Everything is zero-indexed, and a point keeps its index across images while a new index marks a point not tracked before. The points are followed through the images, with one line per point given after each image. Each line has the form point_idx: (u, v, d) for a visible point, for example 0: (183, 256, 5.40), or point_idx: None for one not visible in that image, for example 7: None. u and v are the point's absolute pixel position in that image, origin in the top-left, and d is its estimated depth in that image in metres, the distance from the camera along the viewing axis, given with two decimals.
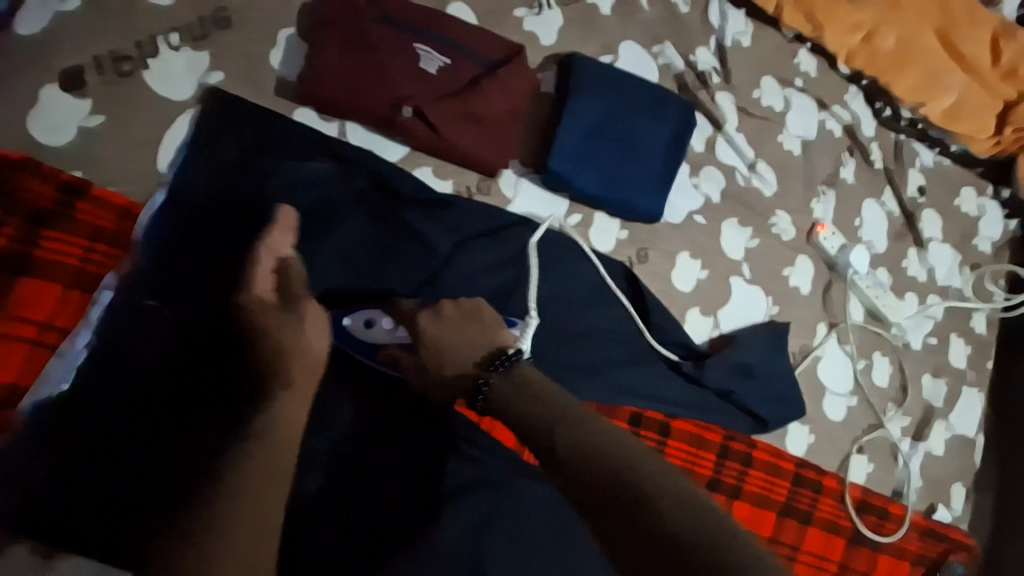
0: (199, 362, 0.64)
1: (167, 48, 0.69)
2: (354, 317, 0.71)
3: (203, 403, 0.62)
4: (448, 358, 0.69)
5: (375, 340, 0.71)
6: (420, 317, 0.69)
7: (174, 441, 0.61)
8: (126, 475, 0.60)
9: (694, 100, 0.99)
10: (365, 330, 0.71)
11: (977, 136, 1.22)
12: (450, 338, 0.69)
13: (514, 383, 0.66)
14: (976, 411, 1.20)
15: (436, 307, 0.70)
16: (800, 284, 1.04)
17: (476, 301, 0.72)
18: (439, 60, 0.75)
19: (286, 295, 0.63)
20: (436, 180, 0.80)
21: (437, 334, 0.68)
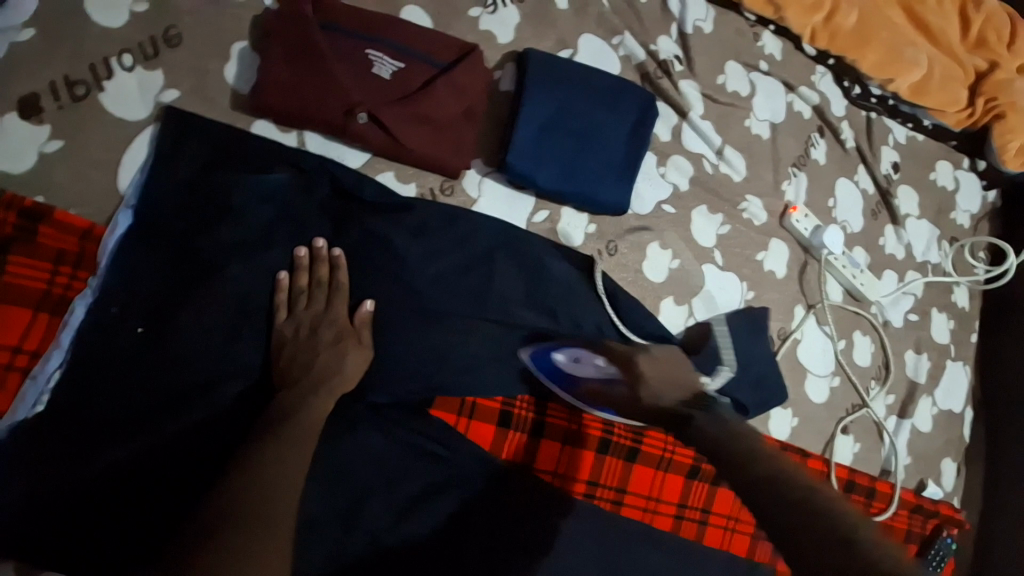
0: (184, 379, 0.67)
1: (121, 69, 0.70)
2: (565, 352, 0.83)
3: (202, 418, 0.67)
4: (660, 390, 0.74)
5: (580, 374, 0.83)
6: (638, 359, 0.80)
7: (178, 453, 0.65)
8: (124, 496, 0.63)
9: (657, 89, 0.99)
10: (572, 363, 0.83)
11: (948, 109, 1.22)
12: (663, 377, 0.76)
13: (716, 420, 0.65)
14: (961, 385, 1.20)
15: (647, 353, 0.82)
16: (775, 267, 1.04)
17: (676, 353, 0.83)
18: (391, 65, 0.75)
19: (354, 336, 0.73)
20: (398, 184, 0.80)
21: (652, 372, 0.77)
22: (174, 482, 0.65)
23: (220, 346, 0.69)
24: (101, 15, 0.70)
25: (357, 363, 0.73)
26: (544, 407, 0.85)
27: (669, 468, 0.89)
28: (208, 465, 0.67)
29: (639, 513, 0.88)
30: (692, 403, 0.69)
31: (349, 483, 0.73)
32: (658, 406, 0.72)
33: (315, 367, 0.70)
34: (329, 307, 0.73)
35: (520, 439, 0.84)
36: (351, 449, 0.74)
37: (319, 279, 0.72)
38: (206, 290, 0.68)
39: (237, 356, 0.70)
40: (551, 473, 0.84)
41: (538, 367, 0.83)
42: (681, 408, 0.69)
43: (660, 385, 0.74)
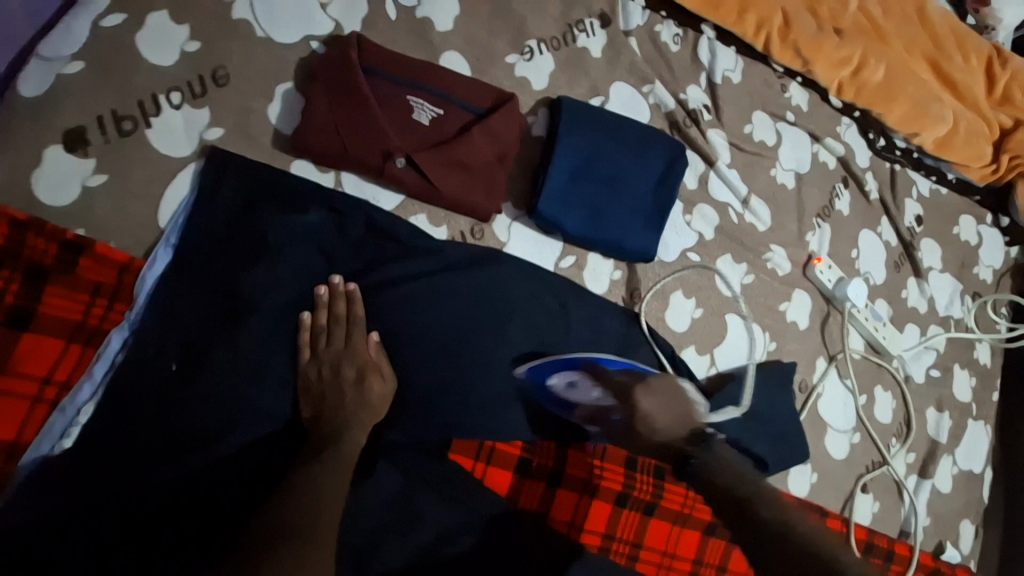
0: (210, 417, 0.66)
1: (168, 106, 0.72)
2: (559, 378, 0.81)
3: (225, 458, 0.67)
4: (660, 427, 0.77)
5: (575, 398, 0.82)
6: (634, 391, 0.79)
7: (201, 493, 0.65)
8: (142, 535, 0.62)
9: (685, 138, 1.00)
10: (569, 388, 0.81)
11: (972, 164, 1.23)
12: (661, 410, 0.78)
13: (716, 458, 0.71)
14: (981, 444, 1.18)
15: (645, 384, 0.80)
16: (798, 318, 1.03)
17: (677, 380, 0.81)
18: (430, 111, 0.77)
19: (374, 367, 0.73)
20: (430, 227, 0.81)
21: (650, 407, 0.78)
22: (195, 523, 0.64)
23: (246, 384, 0.68)
24: (152, 53, 0.72)
25: (381, 398, 0.73)
26: (564, 454, 0.83)
27: (688, 524, 0.87)
28: (227, 506, 0.66)
29: (653, 569, 0.85)
30: (693, 442, 0.75)
31: (366, 527, 0.72)
32: (656, 441, 0.78)
33: (343, 407, 0.71)
34: (347, 343, 0.72)
35: (537, 487, 0.81)
36: (367, 492, 0.73)
37: (338, 315, 0.72)
38: (241, 324, 0.68)
39: (264, 394, 0.70)
40: (567, 524, 0.81)
41: (537, 390, 0.81)
42: (680, 448, 0.75)
43: (656, 421, 0.78)
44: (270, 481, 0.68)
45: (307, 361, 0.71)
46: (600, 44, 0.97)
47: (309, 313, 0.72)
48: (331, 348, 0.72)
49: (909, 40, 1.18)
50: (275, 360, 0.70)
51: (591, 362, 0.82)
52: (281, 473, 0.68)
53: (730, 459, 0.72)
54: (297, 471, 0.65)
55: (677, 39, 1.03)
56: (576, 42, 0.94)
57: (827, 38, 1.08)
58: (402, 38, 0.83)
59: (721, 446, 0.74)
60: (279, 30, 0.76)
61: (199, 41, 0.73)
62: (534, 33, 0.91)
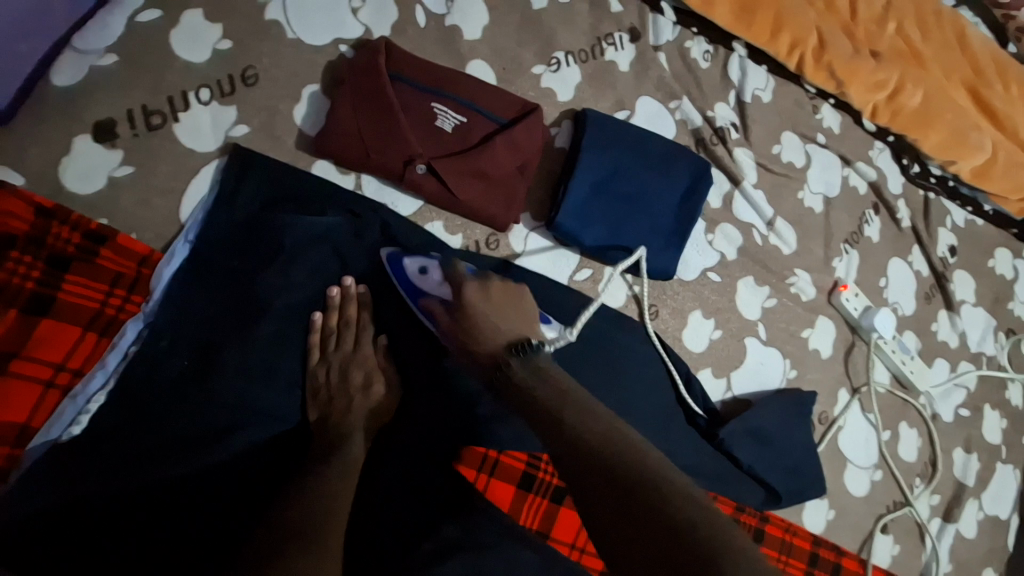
0: (218, 415, 0.66)
1: (197, 103, 0.72)
2: (413, 260, 0.74)
3: (230, 457, 0.66)
4: (483, 330, 0.72)
5: (423, 287, 0.74)
6: (474, 289, 0.74)
7: (206, 493, 0.64)
8: (144, 533, 0.61)
9: (711, 156, 0.98)
10: (419, 275, 0.74)
11: (1010, 196, 1.18)
12: (494, 312, 0.72)
13: (533, 370, 0.66)
14: (1011, 490, 1.12)
15: (487, 285, 0.74)
16: (820, 346, 1.00)
17: (524, 292, 0.75)
18: (454, 119, 0.76)
19: (381, 372, 0.75)
20: (446, 234, 0.80)
21: (480, 308, 0.72)
22: (197, 521, 0.63)
23: (256, 384, 0.68)
24: (186, 51, 0.73)
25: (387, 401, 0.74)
26: None
27: None
28: (229, 505, 0.65)
29: None
30: (513, 349, 0.69)
31: (368, 541, 0.69)
32: (476, 345, 0.71)
33: (350, 413, 0.70)
34: (356, 346, 0.73)
35: (541, 504, 0.79)
36: (371, 503, 0.71)
37: (349, 318, 0.72)
38: (254, 323, 0.68)
39: (274, 395, 0.69)
40: (568, 545, 0.79)
41: (392, 269, 0.74)
42: (496, 352, 0.70)
43: (484, 322, 0.72)
44: (273, 486, 0.67)
45: (317, 363, 0.71)
46: (629, 59, 0.95)
47: (323, 315, 0.72)
48: (342, 351, 0.72)
49: (949, 66, 1.14)
50: (286, 360, 0.70)
51: (453, 255, 0.77)
52: (286, 476, 0.67)
53: (550, 373, 0.66)
54: (302, 475, 0.63)
55: (707, 56, 1.01)
56: (604, 55, 0.93)
57: (864, 61, 1.05)
58: (432, 45, 0.83)
59: (542, 357, 0.68)
60: (311, 33, 0.77)
61: (231, 40, 0.74)
62: (562, 45, 0.90)
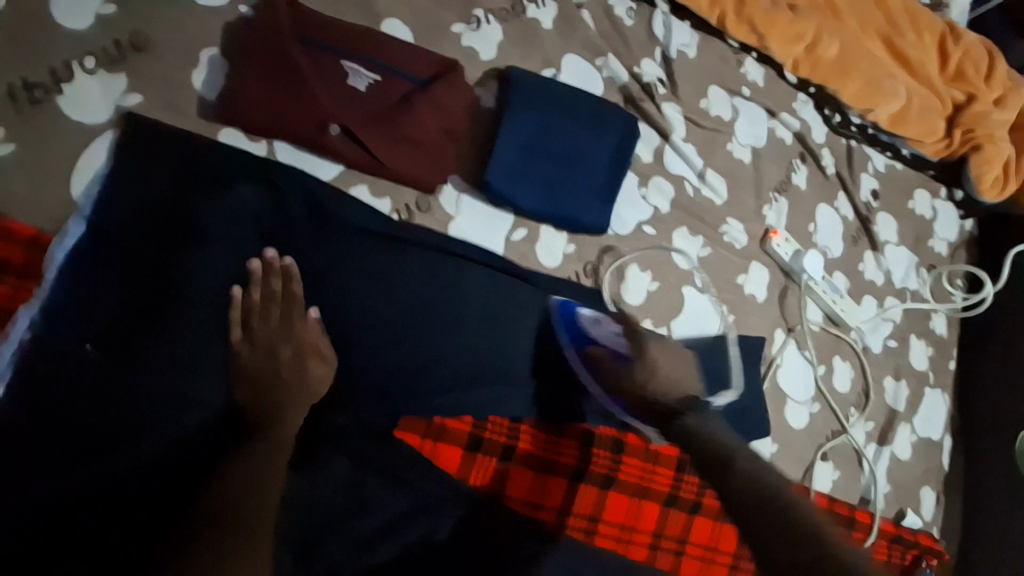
0: (139, 402, 0.64)
1: (81, 72, 0.68)
2: (589, 310, 0.85)
3: (155, 441, 0.64)
4: (662, 381, 0.79)
5: (593, 334, 0.84)
6: (651, 343, 0.84)
7: (137, 483, 0.62)
8: (118, 520, 0.61)
9: (639, 112, 0.99)
10: (593, 324, 0.85)
11: (926, 139, 1.24)
12: (667, 364, 0.83)
13: (706, 423, 0.71)
14: (940, 412, 1.20)
15: (660, 340, 0.86)
16: (755, 291, 1.04)
17: (686, 353, 0.88)
18: (368, 78, 0.75)
19: (313, 348, 0.71)
20: (372, 198, 0.78)
21: (657, 358, 0.83)
22: (127, 507, 0.62)
23: (175, 365, 0.65)
24: (67, 18, 0.69)
25: (320, 377, 0.71)
26: (516, 431, 0.82)
27: (646, 497, 0.87)
28: (156, 491, 0.63)
29: (612, 543, 0.85)
30: (688, 404, 0.75)
31: (312, 510, 0.70)
32: (652, 393, 0.78)
33: (280, 386, 0.69)
34: (285, 325, 0.70)
35: (489, 464, 0.80)
36: (317, 474, 0.71)
37: (273, 293, 0.70)
38: (174, 303, 0.66)
39: (196, 378, 0.67)
40: (521, 501, 0.81)
41: (561, 317, 0.84)
42: (671, 407, 0.75)
43: (661, 372, 0.80)
44: (206, 468, 0.65)
45: (242, 338, 0.69)
46: (552, 17, 0.95)
47: (244, 290, 0.69)
48: (268, 328, 0.70)
49: (863, 17, 1.19)
50: (204, 337, 0.67)
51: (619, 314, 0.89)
52: (214, 455, 0.66)
53: (716, 427, 0.71)
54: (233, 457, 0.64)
55: (631, 14, 1.02)
56: (525, 14, 0.93)
57: (782, 13, 1.08)
58: (342, 6, 0.80)
59: (715, 417, 0.74)
60: None
61: (117, 6, 0.71)
62: (481, 4, 0.89)
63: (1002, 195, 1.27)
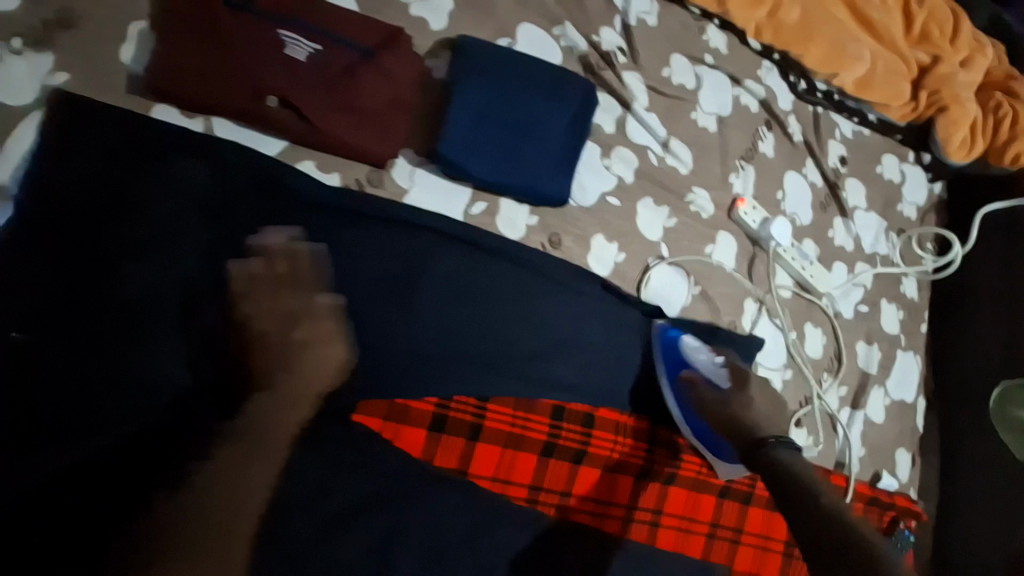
0: (73, 385, 0.61)
1: (10, 52, 0.66)
2: (692, 337, 0.91)
3: (96, 426, 0.61)
4: (757, 415, 0.83)
5: (691, 359, 0.90)
6: (752, 381, 0.88)
7: (79, 472, 0.60)
8: (53, 511, 0.58)
9: (599, 81, 0.97)
10: (695, 350, 0.90)
11: (891, 103, 1.24)
12: (761, 400, 0.86)
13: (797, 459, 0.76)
14: (913, 375, 1.20)
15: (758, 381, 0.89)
16: (724, 260, 1.03)
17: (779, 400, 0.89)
18: (308, 47, 0.73)
19: (329, 331, 0.67)
20: (319, 173, 0.76)
21: (754, 394, 0.86)
22: (64, 495, 0.59)
23: (110, 345, 0.63)
24: None
25: (329, 361, 0.67)
26: (484, 407, 0.80)
27: (619, 469, 0.87)
28: (98, 477, 0.60)
29: (586, 517, 0.84)
30: (780, 439, 0.79)
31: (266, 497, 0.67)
32: (744, 420, 0.82)
33: (282, 369, 0.65)
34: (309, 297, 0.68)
35: (456, 444, 0.78)
36: None
37: (276, 268, 0.68)
38: (109, 284, 0.63)
39: (135, 361, 0.63)
40: (489, 478, 0.80)
41: (662, 339, 0.90)
42: (763, 436, 0.79)
43: (755, 406, 0.84)
44: (152, 453, 0.62)
45: (186, 317, 0.66)
46: None
47: (182, 267, 0.67)
48: (220, 304, 0.68)
49: None
50: (145, 319, 0.64)
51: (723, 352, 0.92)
52: (160, 440, 0.63)
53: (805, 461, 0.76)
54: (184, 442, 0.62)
55: None
56: None
57: None
58: None
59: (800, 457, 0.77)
60: None
61: None
62: None
63: (970, 156, 1.27)
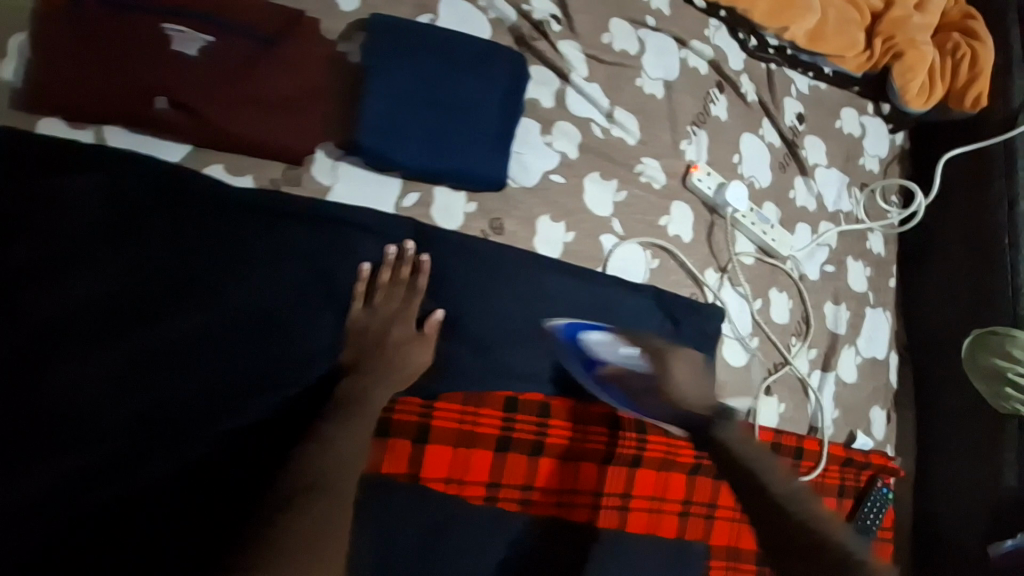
0: (10, 416, 0.61)
1: None
2: (598, 336, 0.82)
3: (28, 463, 0.61)
4: (689, 399, 0.72)
5: (607, 360, 0.81)
6: (670, 362, 0.77)
7: (30, 511, 0.61)
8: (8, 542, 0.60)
9: (532, 52, 0.92)
10: (605, 349, 0.81)
11: (846, 54, 1.19)
12: (688, 379, 0.75)
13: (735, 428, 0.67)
14: (883, 330, 1.19)
15: (675, 359, 0.78)
16: (680, 232, 0.99)
17: (693, 361, 0.80)
18: (201, 40, 0.68)
19: (419, 336, 0.76)
20: (232, 177, 0.71)
21: (676, 378, 0.75)
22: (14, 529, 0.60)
23: (36, 375, 0.62)
24: None
25: (419, 362, 0.75)
26: (430, 407, 0.77)
27: (581, 457, 0.84)
28: (42, 510, 0.61)
29: (550, 509, 0.82)
30: (714, 413, 0.69)
31: (212, 517, 0.66)
32: (680, 406, 0.71)
33: (381, 366, 0.73)
34: (407, 303, 0.76)
35: (404, 448, 0.75)
36: (216, 478, 0.68)
37: (385, 286, 0.75)
38: (16, 318, 0.62)
39: (60, 394, 0.62)
40: (443, 481, 0.76)
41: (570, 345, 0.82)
42: (697, 419, 0.69)
43: (681, 391, 0.73)
44: (94, 481, 0.63)
45: (103, 347, 0.64)
46: None
47: (118, 285, 0.65)
48: (142, 326, 0.66)
49: None
50: (65, 352, 0.63)
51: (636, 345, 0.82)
52: (98, 469, 0.63)
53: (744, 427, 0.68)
54: (128, 465, 0.64)
55: None
56: None
57: None
58: None
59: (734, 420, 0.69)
60: None
61: None
62: None
63: (928, 104, 1.24)
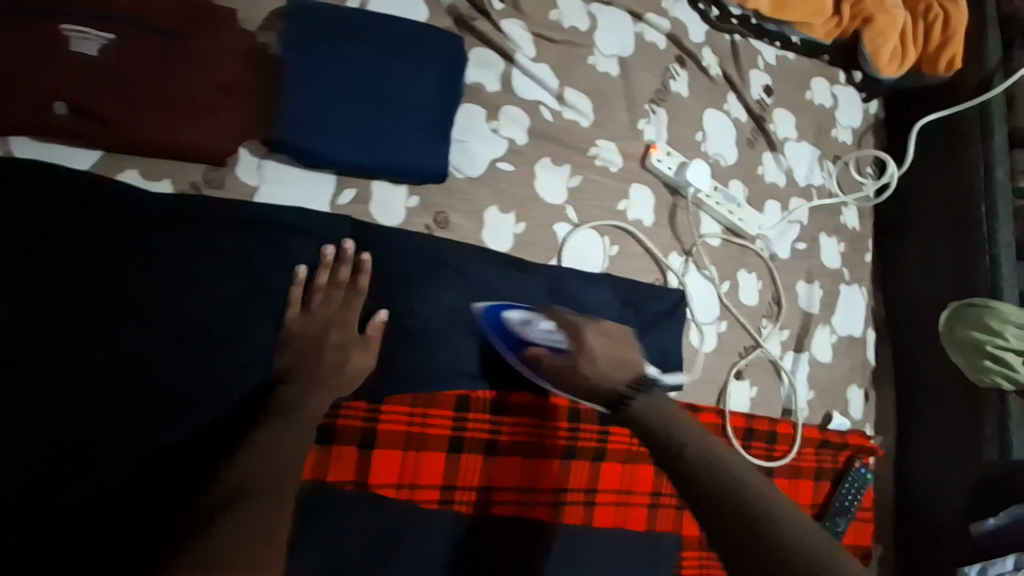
0: None
1: None
2: (516, 312, 0.78)
3: None
4: (607, 369, 0.71)
5: (528, 336, 0.78)
6: (587, 330, 0.76)
7: None
8: None
9: (473, 33, 0.87)
10: (524, 325, 0.78)
11: (813, 20, 1.14)
12: (611, 352, 0.74)
13: (651, 399, 0.67)
14: (860, 307, 1.15)
15: (599, 326, 0.77)
16: (641, 216, 0.95)
17: (625, 332, 0.78)
18: (97, 37, 0.63)
19: (360, 340, 0.73)
20: (147, 183, 0.68)
21: (599, 346, 0.74)
22: None
23: None
24: None
25: (359, 368, 0.72)
26: (375, 411, 0.74)
27: (541, 454, 0.81)
28: None
29: (510, 509, 0.79)
30: (634, 384, 0.69)
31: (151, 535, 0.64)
32: (598, 377, 0.71)
33: (316, 372, 0.70)
34: (346, 306, 0.73)
35: (349, 454, 0.73)
36: (153, 498, 0.65)
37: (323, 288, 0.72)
38: None
39: None
40: (393, 487, 0.74)
41: (490, 325, 0.78)
42: (614, 392, 0.69)
43: (601, 360, 0.73)
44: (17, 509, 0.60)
45: (17, 370, 0.61)
46: None
47: (31, 302, 0.62)
48: (59, 345, 0.62)
49: None
50: None
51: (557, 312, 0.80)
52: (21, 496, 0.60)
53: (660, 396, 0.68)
54: (54, 490, 0.61)
55: None
56: None
57: None
58: None
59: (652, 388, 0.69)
60: None
61: None
62: None
63: (902, 69, 1.19)
